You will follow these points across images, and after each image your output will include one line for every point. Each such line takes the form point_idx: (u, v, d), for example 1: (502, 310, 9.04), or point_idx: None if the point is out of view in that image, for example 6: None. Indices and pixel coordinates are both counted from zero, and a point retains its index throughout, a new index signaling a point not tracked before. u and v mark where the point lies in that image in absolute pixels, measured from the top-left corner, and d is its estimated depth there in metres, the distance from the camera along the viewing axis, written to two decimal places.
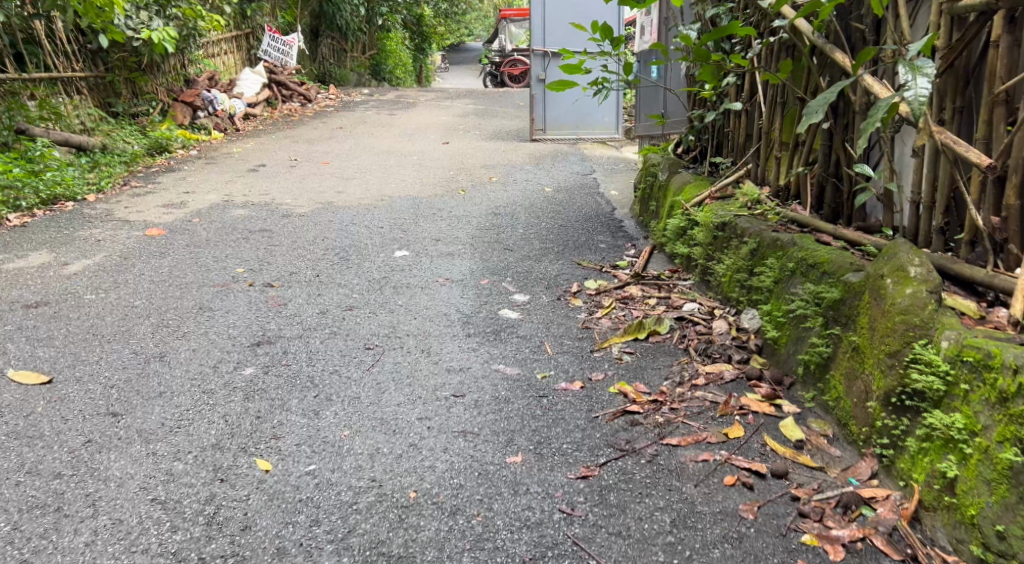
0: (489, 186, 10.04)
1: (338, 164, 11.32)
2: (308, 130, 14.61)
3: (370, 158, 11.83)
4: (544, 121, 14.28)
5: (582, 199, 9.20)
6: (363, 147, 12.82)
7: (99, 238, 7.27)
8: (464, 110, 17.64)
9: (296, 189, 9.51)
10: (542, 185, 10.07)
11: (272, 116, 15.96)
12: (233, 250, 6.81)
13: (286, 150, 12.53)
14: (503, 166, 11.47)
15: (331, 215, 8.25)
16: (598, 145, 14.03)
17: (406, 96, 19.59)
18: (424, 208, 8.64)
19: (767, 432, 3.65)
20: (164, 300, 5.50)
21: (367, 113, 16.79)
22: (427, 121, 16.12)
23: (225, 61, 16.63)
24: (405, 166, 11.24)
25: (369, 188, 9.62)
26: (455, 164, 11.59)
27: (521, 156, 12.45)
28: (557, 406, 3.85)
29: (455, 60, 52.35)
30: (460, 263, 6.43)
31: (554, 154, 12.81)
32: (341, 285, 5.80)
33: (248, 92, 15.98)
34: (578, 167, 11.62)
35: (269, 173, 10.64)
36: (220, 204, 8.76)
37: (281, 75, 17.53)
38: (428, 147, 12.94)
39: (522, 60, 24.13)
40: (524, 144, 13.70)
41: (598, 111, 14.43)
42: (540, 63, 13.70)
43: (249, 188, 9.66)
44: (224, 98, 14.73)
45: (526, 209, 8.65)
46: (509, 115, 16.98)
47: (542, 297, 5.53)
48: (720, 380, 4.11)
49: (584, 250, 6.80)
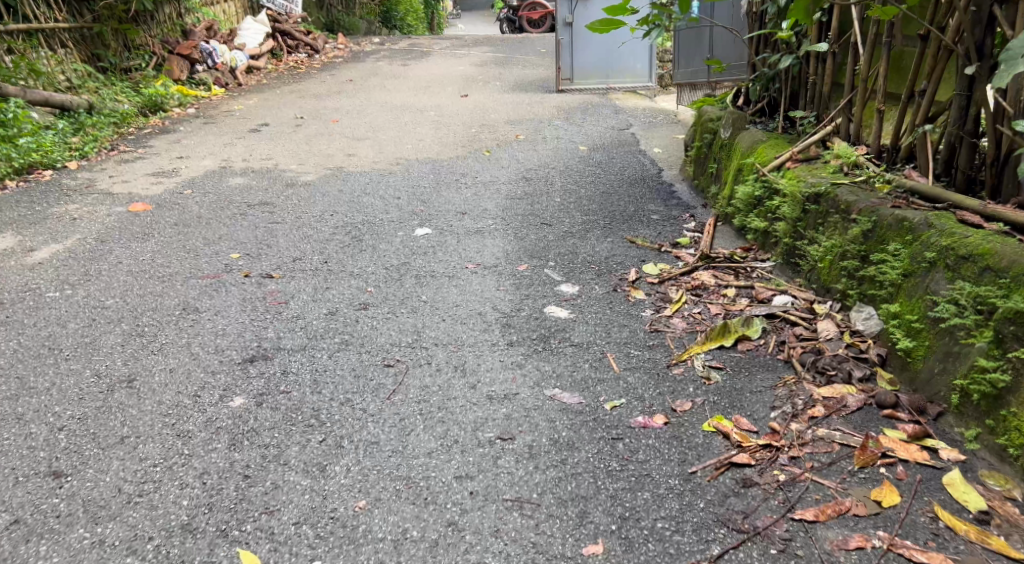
0: (516, 146, 9.10)
1: (350, 122, 10.38)
2: (316, 84, 13.63)
3: (384, 114, 10.87)
4: (571, 71, 13.26)
5: (622, 158, 8.27)
6: (375, 102, 11.85)
7: (76, 216, 6.36)
8: (482, 59, 16.60)
9: (303, 152, 8.59)
10: (575, 143, 9.15)
11: (278, 69, 14.94)
12: (228, 229, 5.91)
13: (292, 107, 11.61)
14: (528, 122, 10.53)
15: (342, 184, 7.35)
16: (630, 96, 13.04)
17: (419, 45, 18.50)
18: (445, 173, 7.72)
19: (939, 502, 3.04)
20: (142, 298, 4.61)
21: (378, 64, 15.75)
22: (444, 71, 15.10)
23: (226, 10, 15.54)
24: (421, 123, 10.30)
25: (383, 150, 8.70)
26: (477, 119, 10.63)
27: (547, 110, 11.47)
28: (639, 456, 3.23)
29: (467, 6, 50.77)
30: (491, 245, 5.58)
31: (583, 107, 11.83)
32: (353, 276, 4.92)
33: (251, 43, 14.91)
34: (612, 121, 10.69)
35: (272, 134, 9.69)
36: (217, 170, 7.87)
37: (286, 24, 16.47)
38: (447, 101, 11.94)
39: (542, 3, 22.89)
40: (549, 95, 12.73)
41: (631, 58, 13.43)
42: (567, 5, 12.97)
43: (252, 151, 8.76)
44: (225, 50, 13.65)
45: (560, 173, 7.70)
46: (530, 63, 15.93)
47: (594, 288, 4.59)
48: (843, 411, 3.40)
49: (634, 226, 5.91)
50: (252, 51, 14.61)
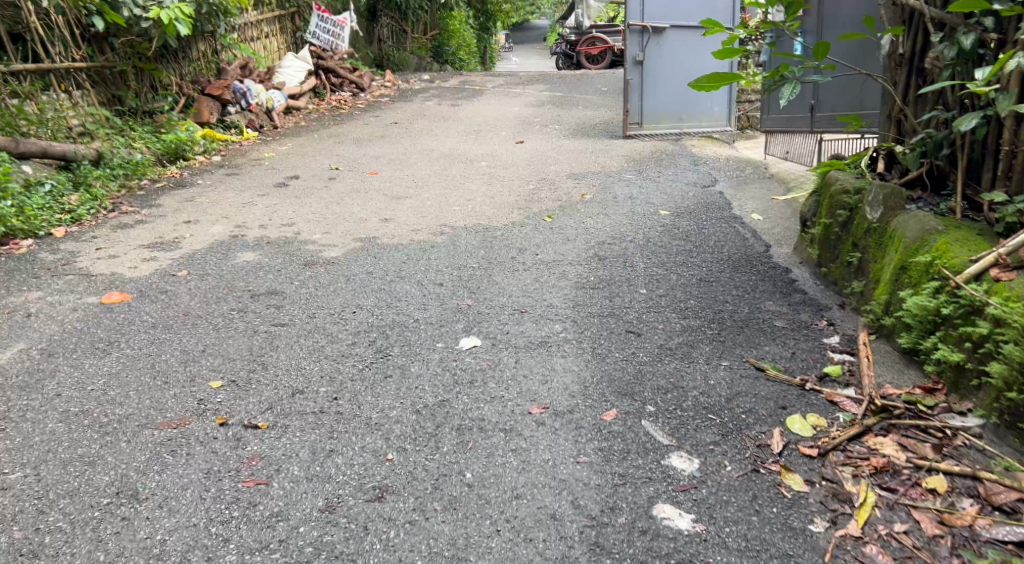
0: (581, 208, 7.64)
1: (392, 174, 9.02)
2: (357, 127, 12.34)
3: (426, 165, 9.50)
4: (640, 114, 11.78)
5: (715, 229, 6.79)
6: (419, 150, 10.51)
7: (33, 311, 4.95)
8: (539, 98, 15.26)
9: (332, 216, 7.20)
10: (653, 205, 7.68)
11: (318, 109, 13.68)
12: (217, 337, 4.49)
13: (328, 154, 10.30)
14: (593, 174, 9.09)
15: (374, 263, 5.88)
16: (708, 142, 11.59)
17: (470, 83, 17.22)
18: (496, 248, 6.26)
19: None
20: (63, 489, 3.19)
21: (426, 105, 14.46)
22: (498, 113, 13.76)
23: (266, 46, 14.33)
24: (472, 176, 8.91)
25: (426, 215, 7.28)
26: (536, 172, 9.19)
27: (614, 159, 10.02)
28: None
29: (519, 41, 49.77)
30: (564, 368, 4.07)
31: (655, 155, 10.37)
32: (372, 429, 3.49)
33: (290, 83, 13.65)
34: (692, 173, 9.23)
35: (298, 188, 8.35)
36: (228, 240, 6.48)
37: (330, 61, 15.23)
38: (502, 150, 10.53)
39: (601, 38, 21.55)
40: (615, 141, 11.31)
41: (707, 99, 12.04)
42: (637, 40, 11.53)
43: (272, 211, 7.38)
44: (261, 89, 12.23)
45: (641, 250, 6.20)
46: (591, 104, 14.54)
47: (717, 475, 3.24)
48: None
49: (753, 338, 4.45)
50: (290, 89, 13.34)
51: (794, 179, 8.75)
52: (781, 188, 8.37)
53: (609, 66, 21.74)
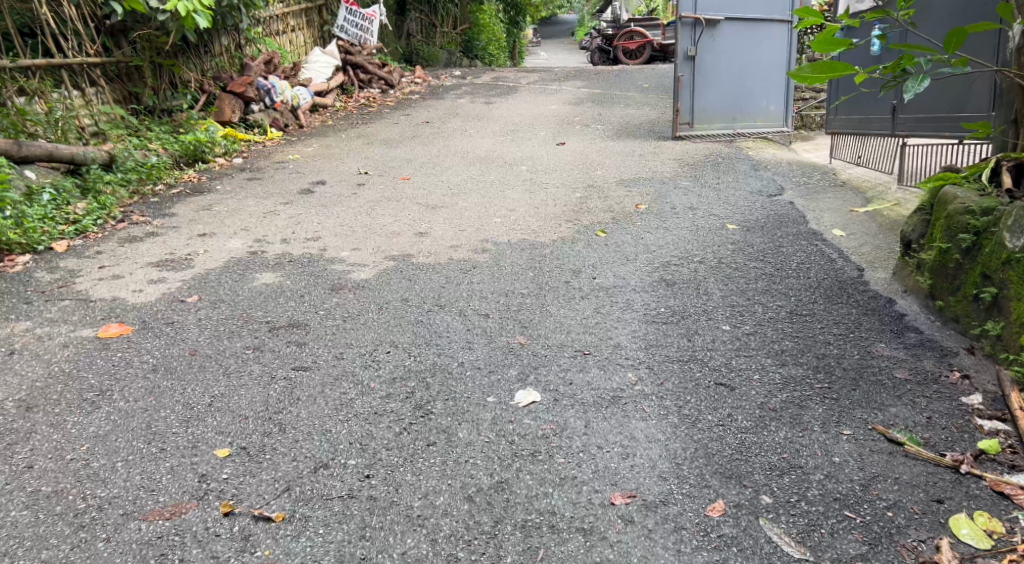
0: (637, 219, 6.86)
1: (428, 179, 8.31)
2: (387, 126, 11.62)
3: (461, 169, 8.78)
4: (691, 114, 11.12)
5: (793, 248, 6.02)
6: (454, 152, 9.78)
7: (17, 347, 4.23)
8: (577, 95, 14.47)
9: (362, 228, 6.48)
10: (717, 218, 6.90)
11: (346, 107, 13.00)
12: (225, 387, 3.73)
13: (357, 156, 9.60)
14: (644, 181, 8.30)
15: (409, 287, 5.13)
16: (763, 144, 10.95)
17: (503, 79, 16.45)
18: (547, 269, 5.50)
19: None
20: None
21: (458, 102, 13.72)
22: (535, 111, 12.99)
23: (291, 40, 13.60)
24: (512, 183, 8.17)
25: (465, 228, 6.54)
26: (583, 178, 8.42)
27: (664, 164, 9.24)
28: None
29: (547, 35, 48.90)
30: (646, 437, 3.31)
31: (709, 159, 9.58)
32: (413, 525, 2.93)
33: (316, 79, 12.92)
34: (753, 180, 8.44)
35: (325, 195, 7.65)
36: (246, 256, 5.73)
37: (359, 56, 14.53)
38: (544, 153, 9.76)
39: (639, 31, 20.69)
40: (663, 143, 10.54)
41: (761, 98, 11.42)
42: (689, 34, 10.79)
43: (295, 221, 6.67)
44: (285, 86, 11.51)
45: (714, 275, 5.42)
46: (633, 101, 13.76)
47: None
48: None
49: (874, 395, 3.68)
50: (316, 86, 12.61)
51: (870, 189, 7.95)
52: (858, 200, 7.57)
53: (647, 61, 20.87)
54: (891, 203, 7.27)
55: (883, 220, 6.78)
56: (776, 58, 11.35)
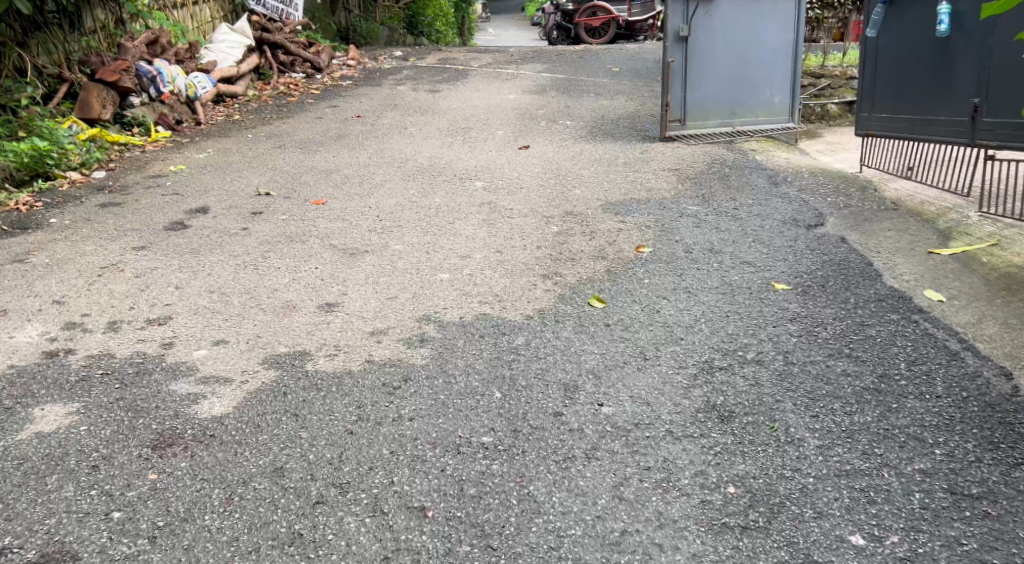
0: (640, 272, 4.87)
1: (355, 204, 6.29)
2: (310, 121, 9.48)
3: (396, 190, 6.76)
4: (684, 108, 9.24)
5: (881, 329, 4.09)
6: (390, 162, 7.75)
7: None
8: (537, 81, 12.40)
9: (247, 292, 4.43)
10: (752, 269, 4.92)
11: (260, 96, 10.81)
12: None
13: (265, 166, 7.49)
14: (636, 207, 6.31)
15: (293, 439, 3.07)
16: (769, 145, 9.13)
17: (452, 60, 14.31)
18: (523, 380, 3.50)
19: None
20: None
21: (399, 90, 11.58)
22: (490, 102, 10.90)
23: (193, 15, 11.28)
24: (465, 212, 6.17)
25: (395, 292, 4.53)
26: (555, 203, 6.43)
27: (657, 180, 7.22)
28: None
29: (496, 10, 46.60)
30: None
31: (710, 170, 7.62)
32: None
33: (222, 63, 10.66)
34: (779, 202, 6.49)
35: (208, 232, 5.56)
36: (36, 361, 3.59)
37: (278, 34, 12.25)
38: (502, 165, 7.74)
39: (603, 7, 18.72)
40: (648, 148, 8.57)
41: (764, 87, 9.59)
42: (681, 10, 8.93)
43: (147, 281, 4.56)
44: (178, 71, 9.24)
45: (784, 391, 3.44)
46: (604, 90, 11.72)
47: None
48: None
49: None
50: (221, 71, 10.38)
51: (937, 213, 6.09)
52: (928, 231, 5.69)
53: (610, 40, 18.91)
54: (986, 242, 5.39)
55: (987, 272, 4.88)
56: (782, 40, 9.50)
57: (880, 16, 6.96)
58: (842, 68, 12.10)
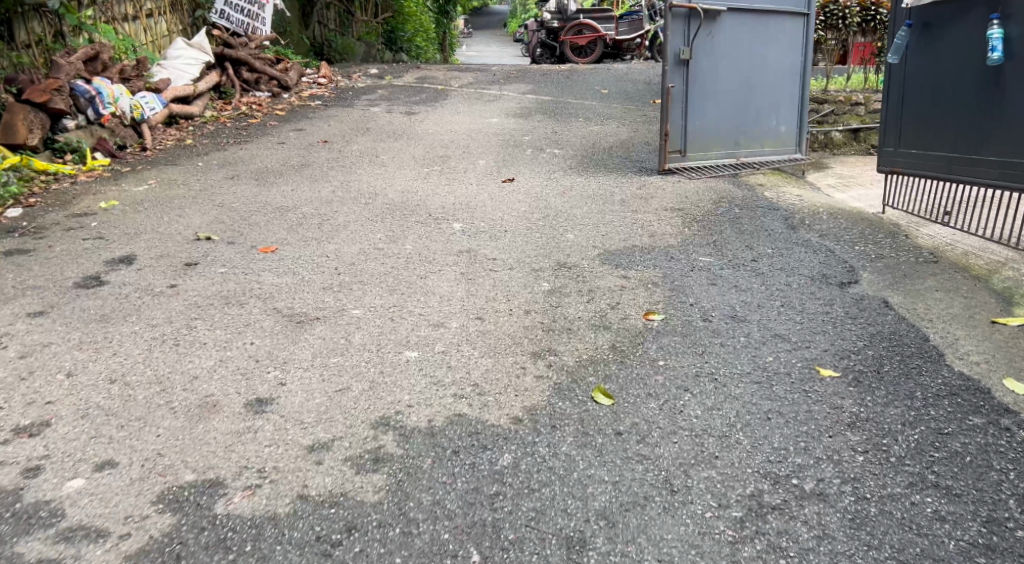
0: (653, 347, 3.96)
1: (309, 253, 5.36)
2: (269, 147, 8.54)
3: (359, 234, 5.82)
4: (685, 138, 8.33)
5: (967, 441, 3.14)
6: (356, 198, 6.82)
7: None
8: (522, 103, 11.51)
9: (157, 384, 3.49)
10: (788, 341, 3.98)
11: (219, 117, 9.88)
12: None
13: (211, 201, 6.57)
14: (638, 258, 5.41)
15: None
16: (778, 179, 8.28)
17: (430, 79, 13.41)
18: (509, 532, 2.73)
19: None
20: None
21: (371, 112, 10.65)
22: (470, 126, 10.00)
23: (147, 29, 10.36)
24: (440, 263, 5.24)
25: (346, 382, 3.59)
26: (545, 252, 5.52)
27: (660, 221, 6.33)
28: None
29: (480, 26, 45.86)
30: None
31: (718, 209, 6.74)
32: None
33: (176, 81, 9.72)
34: (803, 250, 5.61)
35: (126, 291, 4.63)
36: None
37: (241, 49, 11.33)
38: (483, 202, 6.83)
39: (589, 25, 17.92)
40: (646, 181, 7.70)
41: (770, 115, 8.77)
42: (682, 31, 8.05)
43: (32, 366, 3.65)
44: (121, 91, 8.29)
45: (862, 551, 2.69)
46: (594, 114, 10.86)
47: None
48: None
49: None
50: (174, 90, 9.44)
51: (988, 269, 5.23)
52: (984, 292, 4.81)
53: (598, 59, 18.08)
54: None
55: None
56: (789, 63, 8.71)
57: (904, 40, 6.18)
58: (847, 91, 11.27)
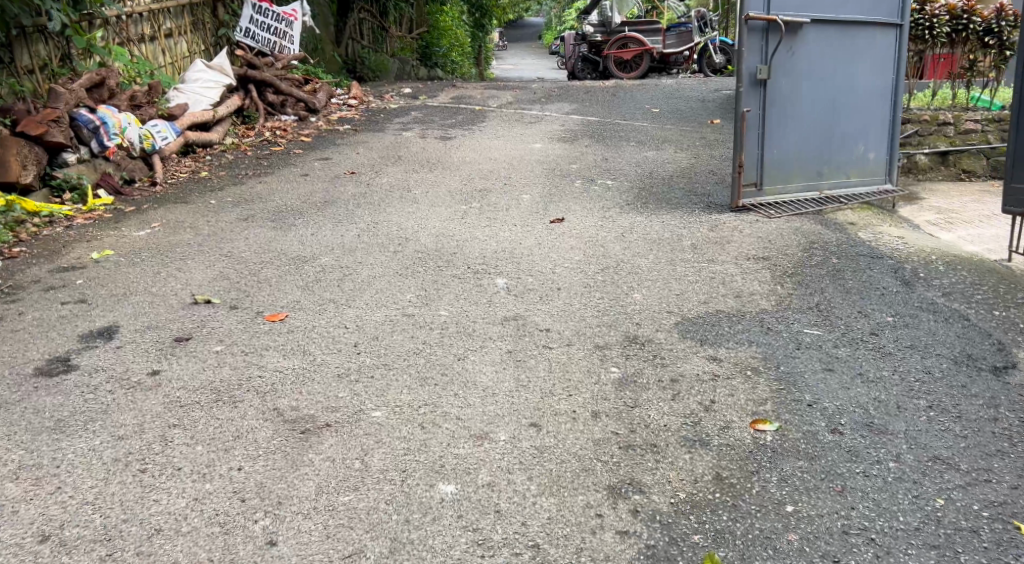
0: (768, 477, 3.04)
1: (324, 323, 4.43)
2: (294, 182, 7.72)
3: (385, 293, 4.91)
4: (762, 170, 7.24)
5: None
6: (384, 244, 5.90)
7: None
8: (569, 125, 10.56)
9: (104, 544, 2.67)
10: (958, 473, 3.07)
11: (241, 145, 9.08)
12: None
13: (216, 249, 5.66)
14: (727, 330, 4.41)
15: None
16: (869, 215, 7.26)
17: (469, 99, 12.52)
18: None
19: None
20: None
21: (406, 138, 9.81)
22: (514, 152, 9.06)
23: (165, 49, 9.55)
24: (481, 335, 4.29)
25: (361, 538, 2.73)
26: (611, 319, 4.54)
27: (746, 275, 5.31)
28: None
29: (514, 39, 45.07)
30: None
31: (812, 258, 5.71)
32: None
33: (194, 106, 8.93)
34: (929, 319, 4.61)
35: (94, 380, 3.69)
36: None
37: (266, 69, 10.66)
38: (531, 248, 5.86)
39: (635, 38, 16.88)
40: (721, 219, 6.69)
41: (857, 141, 7.68)
42: (759, 47, 6.98)
43: None
44: (129, 118, 7.42)
45: None
46: (650, 137, 9.86)
47: None
48: None
49: None
50: (191, 116, 8.63)
51: None
52: None
53: (645, 74, 17.08)
54: None
55: None
56: (878, 82, 7.62)
57: None
58: (931, 109, 9.94)
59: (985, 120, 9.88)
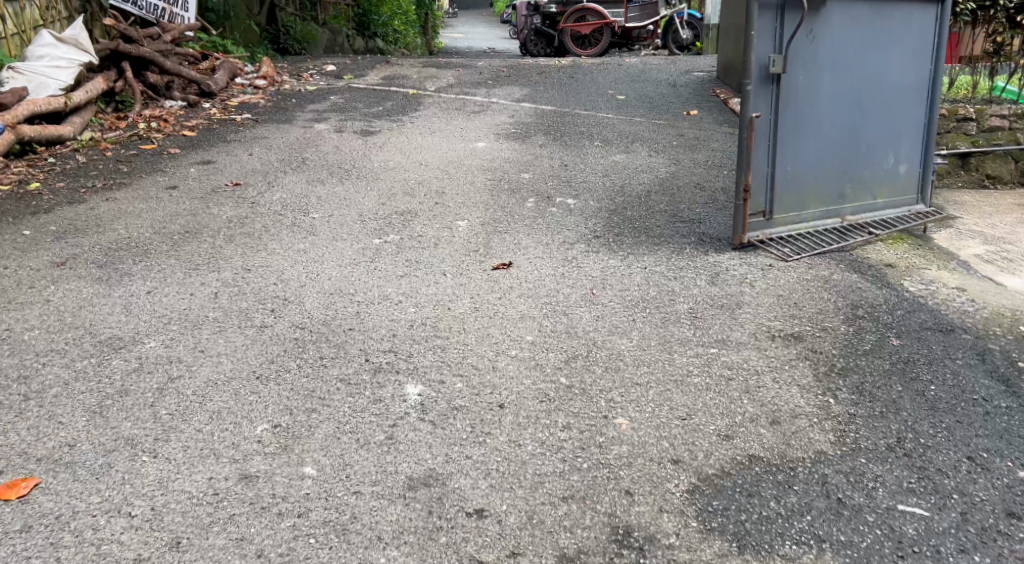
0: None
1: (93, 505, 2.67)
2: (153, 200, 5.83)
3: (223, 423, 3.10)
4: (774, 192, 5.49)
5: None
6: (249, 313, 4.08)
7: None
8: (520, 116, 8.73)
9: None
10: None
11: (100, 141, 7.13)
12: None
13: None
14: (774, 509, 2.71)
15: None
16: (908, 251, 5.59)
17: (402, 80, 10.59)
18: None
19: None
20: None
21: (317, 132, 7.89)
22: (448, 154, 7.23)
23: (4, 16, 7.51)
24: (363, 534, 2.59)
25: None
26: (585, 484, 2.80)
27: (778, 378, 3.59)
28: None
29: (464, 6, 42.89)
30: None
31: (862, 337, 4.00)
32: None
33: (37, 93, 6.97)
34: None
35: None
36: None
37: (149, 44, 8.66)
38: (460, 319, 4.08)
39: (594, 10, 15.08)
40: (721, 260, 4.99)
41: (887, 152, 5.95)
42: (772, 30, 5.20)
43: None
44: None
45: None
46: (618, 134, 8.08)
47: None
48: None
49: None
50: (31, 106, 6.71)
51: None
52: None
53: (605, 50, 15.27)
54: None
55: None
56: (914, 74, 5.89)
57: None
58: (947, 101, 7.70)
59: (1014, 116, 7.56)
